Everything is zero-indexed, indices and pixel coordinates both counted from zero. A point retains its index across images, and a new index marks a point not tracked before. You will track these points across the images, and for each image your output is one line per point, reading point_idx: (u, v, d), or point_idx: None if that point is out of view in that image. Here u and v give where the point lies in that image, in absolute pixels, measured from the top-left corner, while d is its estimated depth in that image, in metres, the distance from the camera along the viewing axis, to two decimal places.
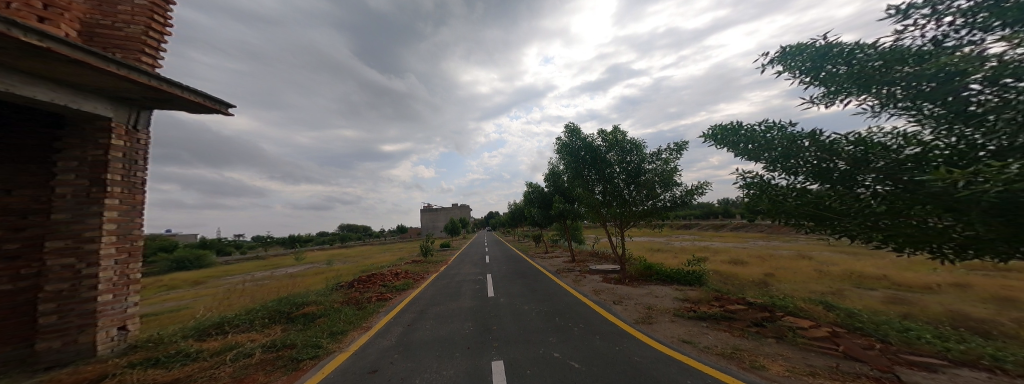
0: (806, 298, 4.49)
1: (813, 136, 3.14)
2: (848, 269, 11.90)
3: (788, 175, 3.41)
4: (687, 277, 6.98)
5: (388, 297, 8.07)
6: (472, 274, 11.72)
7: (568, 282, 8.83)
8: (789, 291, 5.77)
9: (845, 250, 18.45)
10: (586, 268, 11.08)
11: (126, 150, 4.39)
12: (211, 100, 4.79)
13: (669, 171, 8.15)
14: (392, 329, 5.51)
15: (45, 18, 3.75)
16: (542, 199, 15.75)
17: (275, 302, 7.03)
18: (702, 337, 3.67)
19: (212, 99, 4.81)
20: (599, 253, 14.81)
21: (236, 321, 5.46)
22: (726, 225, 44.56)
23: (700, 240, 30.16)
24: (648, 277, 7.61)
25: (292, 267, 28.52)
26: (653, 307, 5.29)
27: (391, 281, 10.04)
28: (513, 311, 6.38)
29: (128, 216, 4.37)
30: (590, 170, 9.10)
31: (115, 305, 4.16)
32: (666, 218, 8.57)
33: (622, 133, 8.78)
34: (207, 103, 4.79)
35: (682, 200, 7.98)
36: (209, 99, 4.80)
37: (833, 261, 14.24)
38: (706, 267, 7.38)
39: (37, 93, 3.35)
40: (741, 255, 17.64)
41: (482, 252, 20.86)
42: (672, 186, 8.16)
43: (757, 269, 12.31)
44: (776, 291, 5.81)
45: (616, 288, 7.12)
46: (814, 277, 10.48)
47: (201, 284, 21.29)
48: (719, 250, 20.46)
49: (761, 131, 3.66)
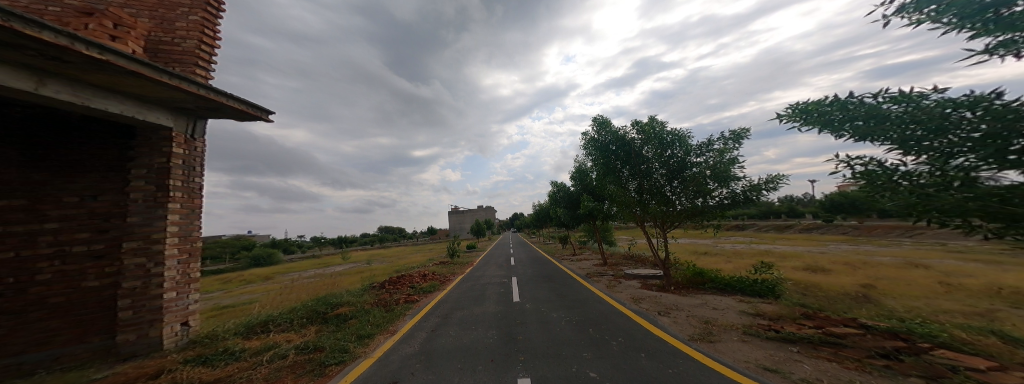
0: (960, 325, 3.33)
1: (981, 103, 2.19)
2: (986, 284, 9.31)
3: (932, 160, 2.42)
4: (751, 287, 5.80)
5: (415, 300, 7.99)
6: (497, 276, 11.30)
7: (601, 288, 7.99)
8: (914, 312, 4.47)
9: (971, 259, 14.74)
10: (621, 273, 10.07)
11: (185, 157, 4.63)
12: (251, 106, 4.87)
13: (723, 163, 6.91)
14: (415, 334, 5.36)
15: (115, 37, 3.93)
16: (570, 198, 14.82)
17: (310, 301, 7.20)
18: (793, 365, 2.74)
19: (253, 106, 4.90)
20: (634, 256, 13.52)
21: (279, 320, 5.57)
22: (793, 227, 39.07)
23: (760, 243, 26.77)
24: (699, 284, 6.51)
25: (340, 265, 30.74)
26: (711, 322, 4.25)
27: (419, 283, 10.00)
28: (539, 318, 5.80)
29: (188, 219, 4.57)
30: (623, 166, 8.15)
31: (178, 301, 4.36)
32: (721, 218, 7.27)
33: (659, 122, 7.70)
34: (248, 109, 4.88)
35: (743, 198, 6.66)
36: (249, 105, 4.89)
37: (957, 272, 11.35)
38: (777, 275, 6.13)
39: (109, 106, 3.54)
40: (820, 262, 14.98)
41: (510, 254, 20.37)
42: (728, 181, 6.89)
43: (846, 280, 10.22)
44: (891, 310, 4.53)
45: (660, 296, 6.18)
46: (931, 293, 8.35)
47: (265, 279, 23.75)
48: (788, 255, 17.79)
49: (881, 104, 2.68)
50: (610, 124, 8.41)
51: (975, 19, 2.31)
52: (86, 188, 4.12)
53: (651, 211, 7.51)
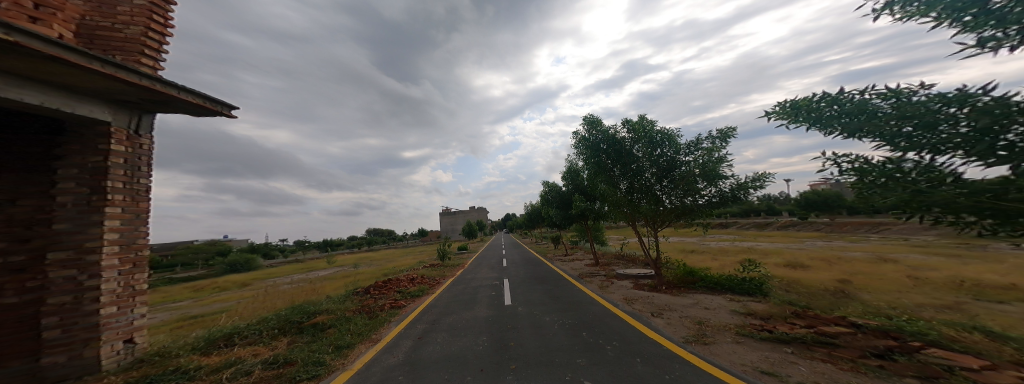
0: (945, 322, 3.32)
1: (967, 100, 2.16)
2: (955, 276, 9.76)
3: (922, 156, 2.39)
4: (741, 285, 5.85)
5: (401, 305, 7.72)
6: (488, 278, 11.13)
7: (593, 288, 7.95)
8: (896, 308, 4.56)
9: (939, 253, 15.53)
10: (612, 273, 10.08)
11: (128, 156, 4.15)
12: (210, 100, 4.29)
13: (712, 162, 6.95)
14: (400, 342, 5.17)
15: (36, 18, 3.30)
16: (563, 198, 14.77)
17: (287, 309, 6.80)
18: (791, 367, 2.71)
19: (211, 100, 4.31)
20: (626, 255, 13.64)
21: (246, 333, 5.21)
22: (774, 224, 40.53)
23: (744, 240, 27.62)
24: (691, 284, 6.52)
25: (324, 270, 29.85)
26: (705, 322, 4.23)
27: (407, 287, 9.68)
28: (532, 323, 5.68)
29: (132, 225, 4.12)
30: (614, 165, 8.14)
31: (121, 317, 3.95)
32: (711, 216, 7.31)
33: (649, 121, 7.73)
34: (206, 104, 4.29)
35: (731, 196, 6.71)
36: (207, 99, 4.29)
37: (927, 266, 11.90)
38: (765, 273, 6.19)
39: (26, 96, 2.93)
40: (801, 258, 15.46)
41: (502, 255, 20.22)
42: (716, 180, 6.93)
43: (827, 276, 10.52)
44: (875, 307, 4.59)
45: (652, 296, 6.17)
46: (906, 287, 8.68)
47: (245, 286, 22.78)
48: (771, 252, 18.38)
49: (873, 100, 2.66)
50: (601, 123, 8.39)
51: (950, 10, 2.30)
52: (4, 191, 3.52)
53: (642, 210, 7.53)
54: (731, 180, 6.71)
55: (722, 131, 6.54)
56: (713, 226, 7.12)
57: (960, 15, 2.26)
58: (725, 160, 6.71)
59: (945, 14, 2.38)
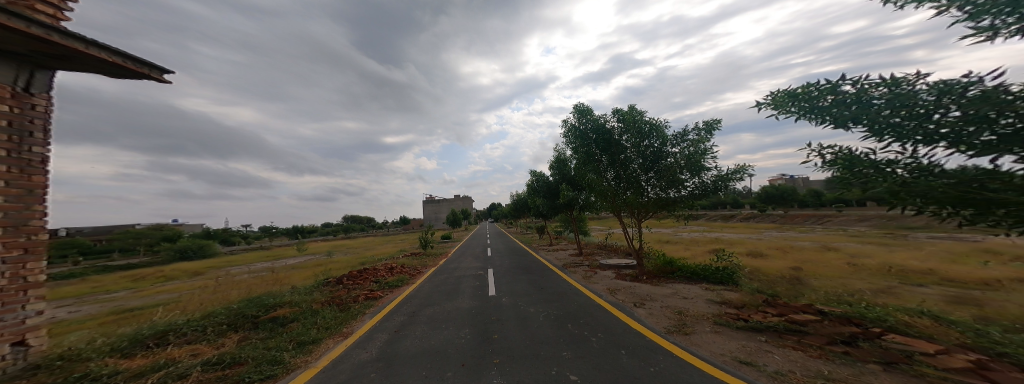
0: (899, 308, 3.52)
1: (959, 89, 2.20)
2: (887, 263, 10.94)
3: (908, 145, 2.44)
4: (717, 275, 6.11)
5: (378, 296, 7.42)
6: (471, 268, 10.98)
7: (578, 279, 8.19)
8: (849, 294, 4.97)
9: (871, 242, 17.40)
10: (596, 263, 10.30)
11: (13, 117, 3.08)
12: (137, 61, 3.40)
13: (697, 154, 7.10)
14: (375, 336, 4.92)
15: None
16: (549, 188, 14.76)
17: (248, 301, 6.29)
18: (765, 357, 2.83)
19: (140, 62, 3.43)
20: (608, 245, 14.10)
21: (186, 329, 4.76)
22: (736, 216, 43.52)
23: (710, 231, 29.54)
24: (669, 273, 6.80)
25: (292, 258, 28.34)
26: (685, 313, 4.50)
27: (385, 277, 9.30)
28: (517, 315, 5.72)
29: (23, 204, 3.05)
30: (602, 154, 8.19)
31: (8, 315, 2.95)
32: (692, 208, 7.55)
33: (639, 111, 7.74)
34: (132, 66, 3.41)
35: (713, 188, 6.89)
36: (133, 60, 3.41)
37: (863, 253, 13.25)
38: (739, 262, 6.49)
39: None
40: (760, 247, 16.69)
41: (484, 245, 20.16)
42: (700, 171, 7.10)
43: (782, 263, 11.39)
44: (834, 294, 4.92)
45: (635, 287, 6.44)
46: (848, 273, 9.59)
47: (202, 275, 21.14)
48: (733, 241, 19.80)
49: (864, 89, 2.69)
50: (592, 112, 8.37)
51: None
52: None
53: (628, 200, 7.69)
54: (714, 172, 6.92)
55: (708, 123, 6.70)
56: (694, 217, 7.34)
57: (964, 2, 2.29)
58: (709, 152, 6.88)
59: (950, 2, 2.41)
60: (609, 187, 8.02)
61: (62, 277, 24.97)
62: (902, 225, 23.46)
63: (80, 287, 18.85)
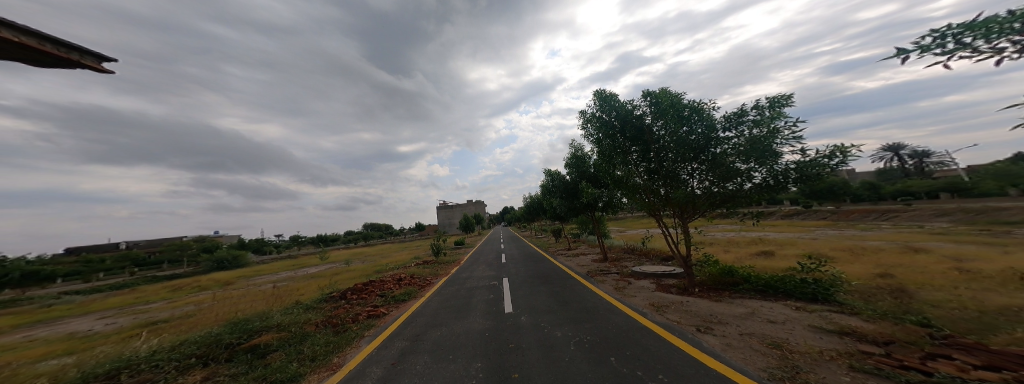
0: None
1: None
2: (1007, 268, 8.63)
3: None
4: (806, 289, 4.54)
5: (380, 315, 6.49)
6: (485, 278, 9.87)
7: (609, 291, 6.87)
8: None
9: (965, 240, 14.46)
10: (628, 271, 8.84)
11: None
12: (47, 39, 1.84)
13: (760, 138, 5.37)
14: (368, 371, 3.92)
15: None
16: (566, 187, 13.35)
17: (235, 323, 5.61)
18: None
19: (57, 41, 1.90)
20: (637, 249, 12.62)
21: (143, 366, 4.13)
22: (776, 213, 39.70)
23: (748, 230, 26.86)
24: (732, 285, 5.33)
25: (316, 267, 28.81)
26: (785, 346, 3.07)
27: (392, 289, 8.51)
28: (540, 341, 4.55)
29: None
30: (630, 147, 6.81)
31: None
32: (756, 205, 5.80)
33: (673, 96, 6.10)
34: (45, 49, 1.88)
35: (791, 178, 5.11)
36: (40, 37, 1.86)
37: (962, 255, 10.93)
38: (831, 271, 4.89)
39: None
40: (821, 249, 14.28)
41: (499, 251, 18.94)
42: (770, 157, 5.22)
43: (861, 269, 9.36)
44: (1012, 326, 3.40)
45: (688, 302, 5.04)
46: (961, 283, 7.52)
47: (230, 285, 21.69)
48: (783, 241, 17.54)
49: None
50: (614, 98, 6.98)
51: None
52: None
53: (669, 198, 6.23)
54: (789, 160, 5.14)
55: (772, 98, 5.02)
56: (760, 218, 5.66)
57: None
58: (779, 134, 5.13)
59: None
60: (636, 183, 6.74)
61: (114, 286, 26.68)
62: (997, 220, 19.70)
63: (123, 297, 19.73)
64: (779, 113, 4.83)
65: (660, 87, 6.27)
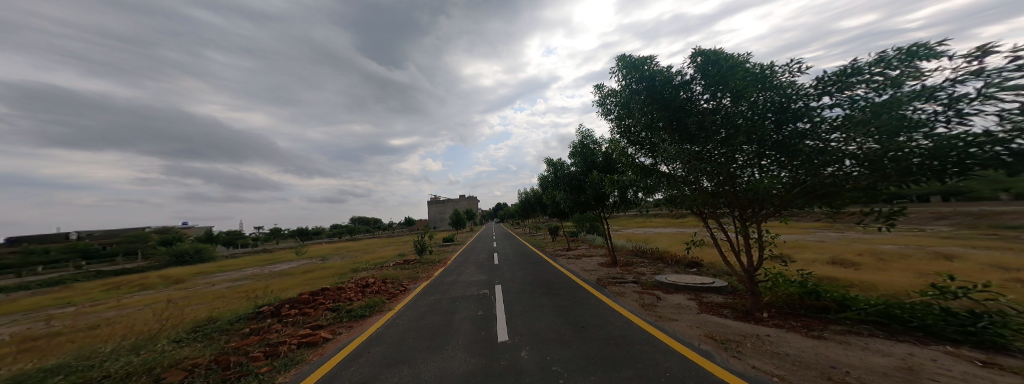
0: None
1: None
2: None
3: None
4: (966, 328, 2.86)
5: (317, 343, 4.57)
6: (472, 285, 8.01)
7: (637, 311, 5.21)
8: None
9: (986, 245, 13.58)
10: (649, 280, 7.18)
11: None
12: None
13: (889, 106, 3.20)
14: None
15: None
16: (570, 180, 11.58)
17: (33, 375, 3.33)
18: None
19: None
20: (649, 252, 11.07)
21: None
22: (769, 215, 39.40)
23: None
24: (828, 313, 3.68)
25: (288, 263, 26.47)
26: None
27: (350, 301, 6.56)
28: None
29: None
30: (668, 124, 5.30)
31: None
32: (871, 213, 3.57)
33: (738, 56, 4.63)
34: None
35: (937, 172, 2.95)
36: None
37: (1000, 264, 9.92)
38: (1005, 302, 3.15)
39: None
40: (839, 254, 13.13)
41: (490, 250, 17.18)
42: (904, 133, 3.07)
43: (904, 280, 8.14)
44: None
45: (767, 335, 3.38)
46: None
47: (181, 284, 19.25)
48: (793, 245, 16.46)
49: None
50: (652, 61, 5.51)
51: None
52: None
53: (718, 196, 4.61)
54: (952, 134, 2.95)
55: (907, 50, 3.39)
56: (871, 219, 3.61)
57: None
58: (930, 94, 3.02)
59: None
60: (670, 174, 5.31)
61: (49, 283, 23.58)
62: (1001, 224, 19.20)
63: (43, 298, 16.88)
64: (920, 69, 3.23)
65: (716, 48, 4.83)
